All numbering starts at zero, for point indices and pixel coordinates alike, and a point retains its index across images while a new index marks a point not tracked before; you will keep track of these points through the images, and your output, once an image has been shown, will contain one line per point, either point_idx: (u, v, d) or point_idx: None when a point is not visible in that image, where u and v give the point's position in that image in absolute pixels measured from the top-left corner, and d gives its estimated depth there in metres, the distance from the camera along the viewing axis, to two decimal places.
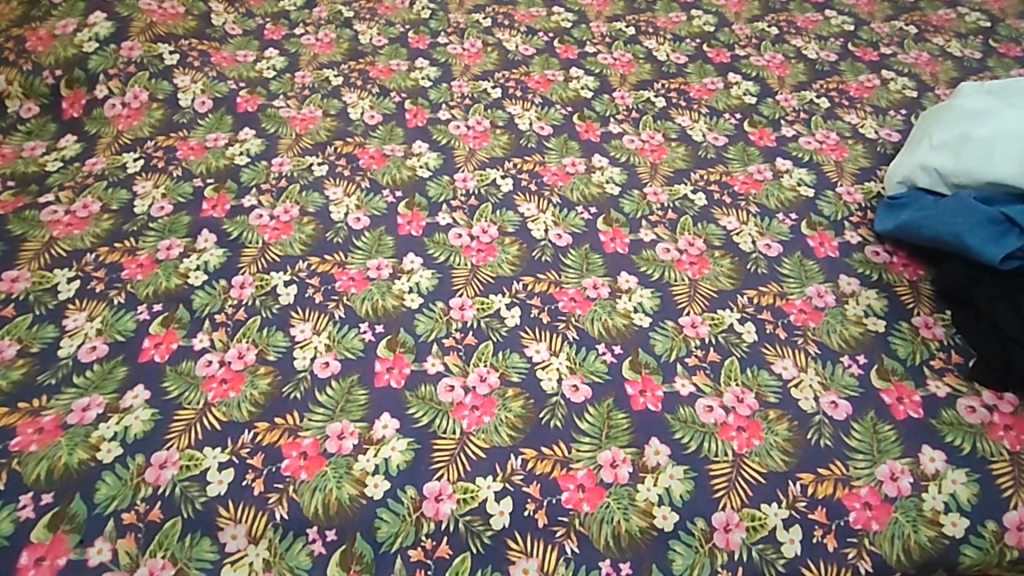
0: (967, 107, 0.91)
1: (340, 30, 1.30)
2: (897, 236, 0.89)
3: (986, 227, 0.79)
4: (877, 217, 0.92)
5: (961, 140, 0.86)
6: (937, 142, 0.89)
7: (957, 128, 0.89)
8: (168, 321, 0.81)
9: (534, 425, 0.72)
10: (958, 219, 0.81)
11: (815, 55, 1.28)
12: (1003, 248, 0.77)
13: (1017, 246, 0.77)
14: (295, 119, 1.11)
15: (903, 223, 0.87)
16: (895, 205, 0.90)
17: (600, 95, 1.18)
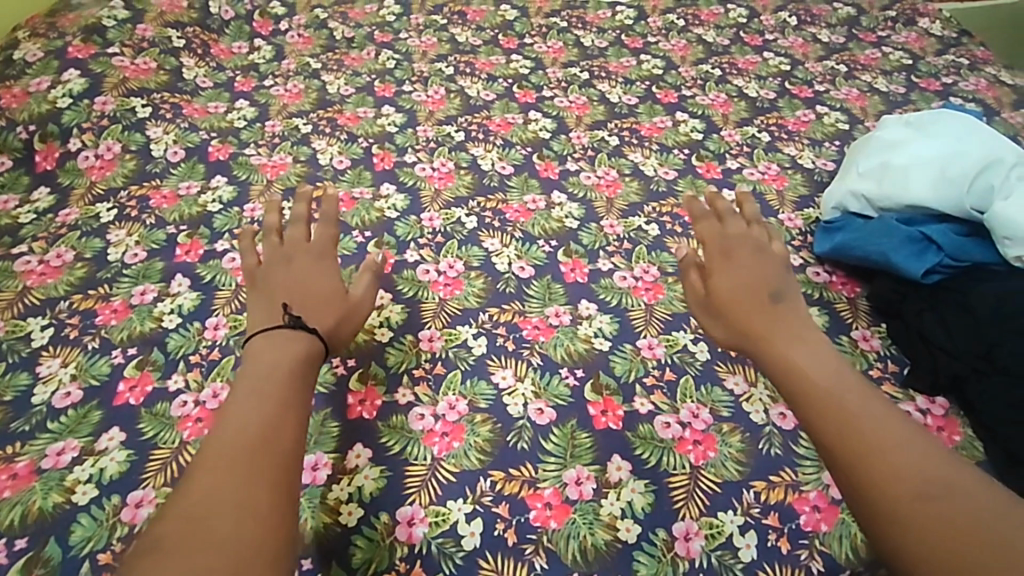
0: (886, 138, 1.00)
1: (308, 80, 1.39)
2: (834, 258, 0.95)
3: (908, 246, 0.88)
4: (814, 240, 0.98)
5: (883, 168, 0.95)
6: (863, 170, 0.97)
7: (878, 158, 0.97)
8: (143, 363, 0.83)
9: (502, 448, 0.75)
10: (883, 240, 0.89)
11: (755, 93, 1.38)
12: (924, 264, 0.86)
13: (936, 262, 0.86)
14: (266, 165, 1.16)
15: (838, 245, 0.94)
16: (830, 228, 0.97)
17: (557, 135, 1.26)
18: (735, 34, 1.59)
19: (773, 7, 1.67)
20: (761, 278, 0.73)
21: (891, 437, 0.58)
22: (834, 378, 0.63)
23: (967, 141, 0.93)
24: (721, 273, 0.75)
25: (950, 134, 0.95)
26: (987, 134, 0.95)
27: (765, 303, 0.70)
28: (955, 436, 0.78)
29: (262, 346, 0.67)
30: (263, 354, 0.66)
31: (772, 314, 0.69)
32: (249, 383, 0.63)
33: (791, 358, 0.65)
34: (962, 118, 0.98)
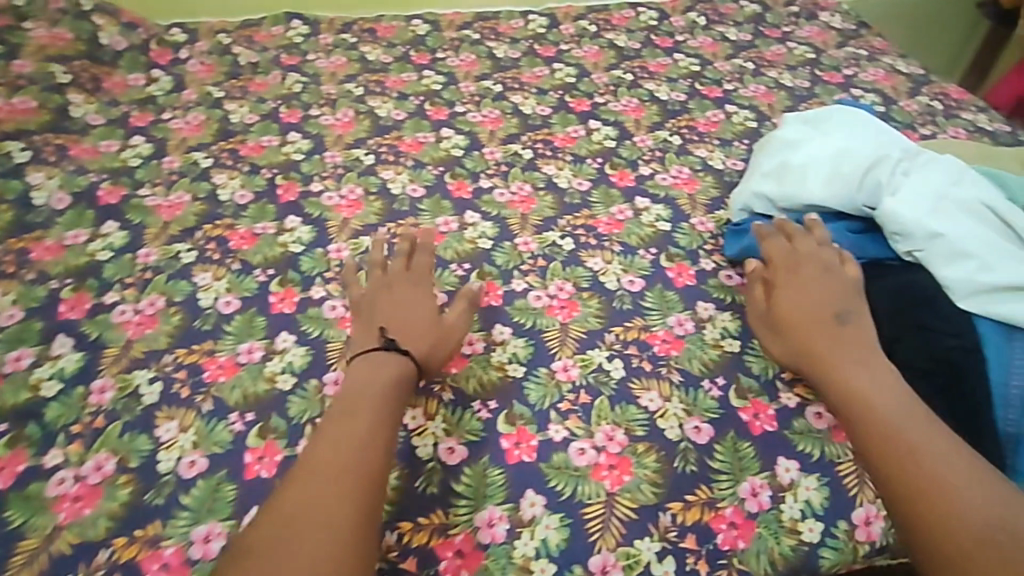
0: (786, 136, 1.00)
1: (209, 111, 1.33)
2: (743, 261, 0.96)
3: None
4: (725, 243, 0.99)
5: (783, 168, 0.96)
6: (765, 171, 0.98)
7: (779, 157, 0.99)
8: (18, 440, 0.77)
9: (409, 495, 0.72)
10: (782, 243, 0.90)
11: (666, 96, 1.39)
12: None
13: (834, 261, 0.86)
14: (162, 206, 1.10)
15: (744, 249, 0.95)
16: (739, 231, 0.98)
17: (470, 151, 1.23)
18: (646, 37, 1.60)
19: (683, 8, 1.69)
20: (808, 302, 0.81)
21: (927, 458, 0.65)
22: (881, 403, 0.70)
23: (860, 136, 0.95)
24: (792, 289, 0.83)
25: (845, 129, 0.97)
26: (878, 126, 0.97)
27: (832, 326, 0.78)
28: None
29: (361, 367, 0.76)
30: (365, 385, 0.73)
31: (832, 336, 0.78)
32: (357, 408, 0.71)
33: (850, 374, 0.74)
34: (855, 112, 0.99)
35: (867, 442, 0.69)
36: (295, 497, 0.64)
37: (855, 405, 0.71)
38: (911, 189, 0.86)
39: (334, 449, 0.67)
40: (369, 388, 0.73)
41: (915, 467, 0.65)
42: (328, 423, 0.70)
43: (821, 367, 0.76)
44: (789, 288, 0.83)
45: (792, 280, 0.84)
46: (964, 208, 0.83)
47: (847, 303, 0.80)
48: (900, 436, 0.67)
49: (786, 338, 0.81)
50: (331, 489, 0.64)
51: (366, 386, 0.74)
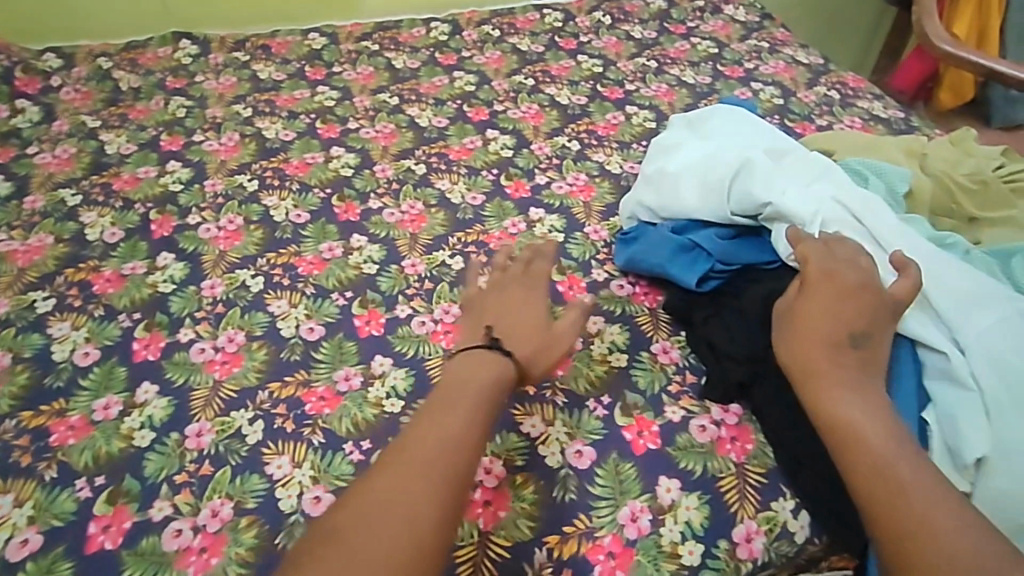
0: (672, 138, 1.01)
1: (83, 142, 1.25)
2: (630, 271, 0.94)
3: (681, 258, 0.89)
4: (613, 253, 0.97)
5: (659, 174, 0.95)
6: (645, 178, 0.97)
7: (657, 164, 0.98)
8: None
9: (267, 553, 0.69)
10: (658, 253, 0.90)
11: (566, 100, 1.36)
12: (697, 273, 0.87)
13: (708, 269, 0.87)
14: (19, 251, 1.02)
15: (628, 259, 0.93)
16: (626, 239, 0.95)
17: (360, 170, 1.18)
18: (550, 40, 1.57)
19: (588, 7, 1.67)
20: (831, 315, 0.73)
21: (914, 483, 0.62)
22: (878, 419, 0.67)
23: (744, 139, 0.97)
24: (826, 294, 0.75)
25: (729, 132, 0.98)
26: (760, 129, 0.99)
27: (842, 343, 0.72)
28: (748, 446, 0.76)
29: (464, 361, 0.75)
30: (469, 378, 0.73)
31: (834, 350, 0.71)
32: (456, 406, 0.69)
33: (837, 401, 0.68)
34: (740, 115, 1.01)
35: (846, 456, 0.65)
36: (347, 509, 0.62)
37: (836, 417, 0.67)
38: (791, 189, 0.87)
39: (435, 445, 0.65)
40: (470, 386, 0.72)
41: (900, 487, 0.62)
42: (439, 418, 0.68)
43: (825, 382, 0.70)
44: (825, 302, 0.74)
45: (819, 287, 0.76)
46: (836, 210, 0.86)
47: (876, 326, 0.73)
48: (893, 455, 0.64)
49: (795, 343, 0.73)
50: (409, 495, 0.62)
51: (463, 386, 0.72)
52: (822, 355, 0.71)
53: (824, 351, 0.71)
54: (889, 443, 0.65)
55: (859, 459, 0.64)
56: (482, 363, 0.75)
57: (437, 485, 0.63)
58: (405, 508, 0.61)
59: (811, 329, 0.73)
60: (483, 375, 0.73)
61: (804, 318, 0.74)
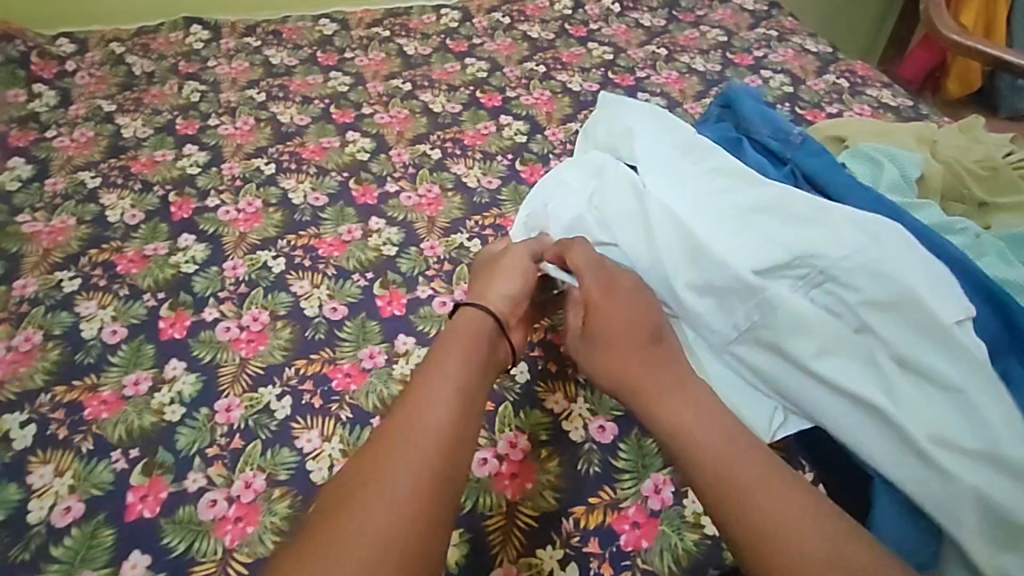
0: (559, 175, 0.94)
1: (99, 126, 1.27)
2: None
3: None
4: None
5: None
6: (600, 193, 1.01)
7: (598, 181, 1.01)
8: None
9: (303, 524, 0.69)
10: None
11: (579, 87, 1.36)
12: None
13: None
14: (43, 232, 1.04)
15: None
16: None
17: (376, 155, 1.19)
18: (559, 28, 1.58)
19: None
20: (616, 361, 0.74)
21: (770, 488, 0.62)
22: (713, 439, 0.66)
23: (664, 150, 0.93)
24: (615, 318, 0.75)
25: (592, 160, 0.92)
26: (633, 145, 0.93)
27: (646, 343, 0.74)
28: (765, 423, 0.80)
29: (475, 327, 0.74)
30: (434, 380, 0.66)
31: (649, 369, 0.72)
32: (442, 381, 0.66)
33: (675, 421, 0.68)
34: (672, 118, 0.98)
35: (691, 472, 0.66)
36: (335, 488, 0.59)
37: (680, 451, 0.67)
38: (685, 206, 0.84)
39: (427, 429, 0.62)
40: (445, 362, 0.68)
41: (751, 511, 0.61)
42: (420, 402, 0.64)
43: (679, 421, 0.68)
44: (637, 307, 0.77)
45: (615, 302, 0.77)
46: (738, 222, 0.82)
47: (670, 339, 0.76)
48: (731, 472, 0.63)
49: (607, 370, 0.74)
50: (409, 476, 0.58)
51: (438, 367, 0.67)
52: (661, 374, 0.72)
53: (653, 362, 0.73)
54: (736, 461, 0.64)
55: (712, 482, 0.64)
56: (457, 334, 0.73)
57: (434, 468, 0.59)
58: (402, 491, 0.57)
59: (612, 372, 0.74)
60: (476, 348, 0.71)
61: (601, 355, 0.75)
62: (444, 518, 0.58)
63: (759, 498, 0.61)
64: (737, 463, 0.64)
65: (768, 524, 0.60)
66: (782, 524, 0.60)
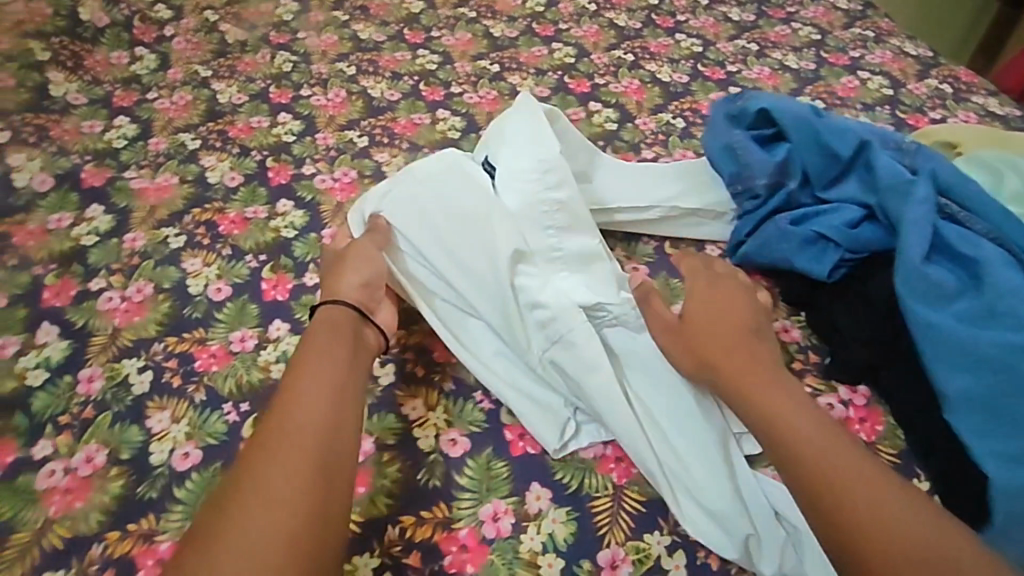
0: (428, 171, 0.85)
1: (197, 89, 1.29)
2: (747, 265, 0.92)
3: (808, 251, 0.86)
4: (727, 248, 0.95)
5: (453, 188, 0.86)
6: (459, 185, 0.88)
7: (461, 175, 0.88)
8: (3, 429, 0.75)
9: (411, 488, 0.69)
10: (784, 246, 0.87)
11: (668, 78, 1.34)
12: (826, 265, 0.85)
13: (837, 259, 0.85)
14: (149, 189, 1.07)
15: (744, 255, 0.91)
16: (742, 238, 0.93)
17: (467, 134, 1.20)
18: (647, 17, 1.55)
19: None
20: (696, 360, 0.73)
21: (866, 476, 0.61)
22: (812, 433, 0.64)
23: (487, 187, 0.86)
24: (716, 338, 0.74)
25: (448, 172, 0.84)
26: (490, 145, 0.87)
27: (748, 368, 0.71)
28: (877, 427, 0.77)
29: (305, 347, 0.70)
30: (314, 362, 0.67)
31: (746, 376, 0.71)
32: (310, 381, 0.65)
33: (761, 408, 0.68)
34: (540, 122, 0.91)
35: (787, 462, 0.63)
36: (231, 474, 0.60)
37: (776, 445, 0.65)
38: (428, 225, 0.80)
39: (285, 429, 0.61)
40: (319, 366, 0.67)
41: (842, 492, 0.60)
42: (295, 398, 0.63)
43: (773, 407, 0.67)
44: (730, 330, 0.75)
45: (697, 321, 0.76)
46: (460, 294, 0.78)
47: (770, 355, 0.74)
48: (820, 460, 0.62)
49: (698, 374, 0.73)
50: (280, 472, 0.58)
51: (321, 360, 0.67)
52: (769, 381, 0.69)
53: (758, 369, 0.71)
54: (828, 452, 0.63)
55: (806, 467, 0.62)
56: (316, 330, 0.71)
57: (309, 460, 0.59)
58: (280, 484, 0.57)
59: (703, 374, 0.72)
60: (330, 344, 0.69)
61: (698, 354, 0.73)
62: (332, 512, 0.58)
63: (838, 471, 0.61)
64: (833, 457, 0.62)
65: (862, 511, 0.58)
66: (881, 517, 0.58)
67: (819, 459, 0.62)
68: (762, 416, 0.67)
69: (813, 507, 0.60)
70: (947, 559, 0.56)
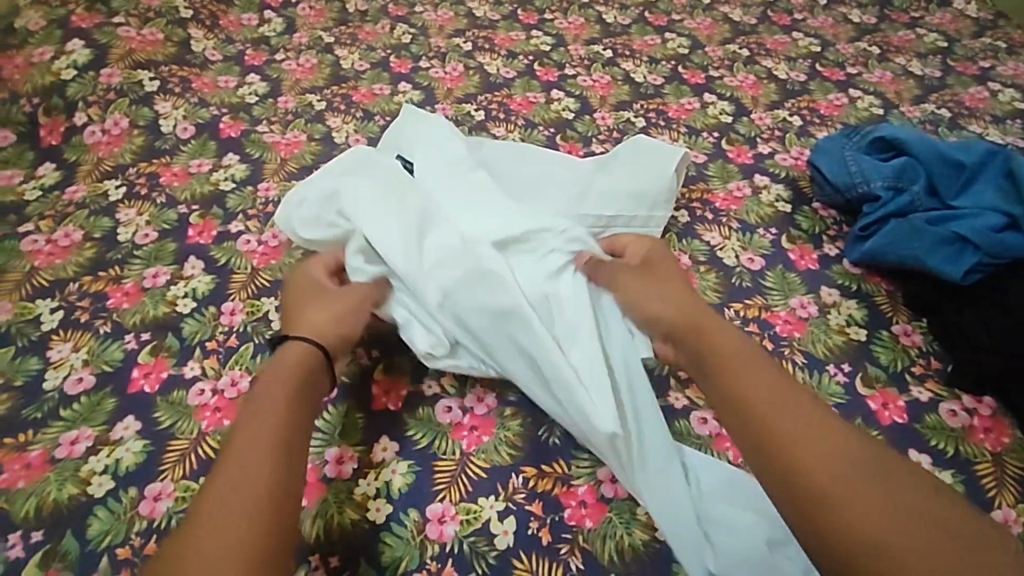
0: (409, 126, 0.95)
1: (321, 55, 1.31)
2: (868, 265, 0.91)
3: (942, 250, 0.85)
4: (847, 247, 0.94)
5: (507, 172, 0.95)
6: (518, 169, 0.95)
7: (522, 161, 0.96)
8: (157, 349, 0.81)
9: (533, 442, 0.72)
10: (916, 243, 0.86)
11: (785, 75, 1.33)
12: (962, 266, 0.84)
13: (975, 262, 0.84)
14: (280, 144, 1.11)
15: (869, 252, 0.89)
16: (864, 236, 0.93)
17: (581, 115, 1.21)
18: (762, 13, 1.51)
19: None
20: (677, 304, 0.75)
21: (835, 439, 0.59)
22: (771, 387, 0.64)
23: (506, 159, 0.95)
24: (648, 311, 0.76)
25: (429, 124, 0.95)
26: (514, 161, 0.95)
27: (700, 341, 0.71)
28: (1003, 438, 0.75)
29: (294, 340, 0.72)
30: (274, 382, 0.67)
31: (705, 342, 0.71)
32: (272, 393, 0.66)
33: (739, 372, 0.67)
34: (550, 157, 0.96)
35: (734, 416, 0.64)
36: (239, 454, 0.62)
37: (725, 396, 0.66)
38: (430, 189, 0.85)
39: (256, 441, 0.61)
40: (275, 378, 0.68)
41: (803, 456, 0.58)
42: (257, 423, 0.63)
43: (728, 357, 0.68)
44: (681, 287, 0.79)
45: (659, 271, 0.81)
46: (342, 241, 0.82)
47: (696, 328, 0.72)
48: (784, 414, 0.62)
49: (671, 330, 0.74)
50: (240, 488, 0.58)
51: (266, 394, 0.66)
52: (728, 333, 0.71)
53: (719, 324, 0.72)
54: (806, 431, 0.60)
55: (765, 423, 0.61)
56: (282, 362, 0.69)
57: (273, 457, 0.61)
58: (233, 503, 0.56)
59: (655, 320, 0.74)
60: (283, 365, 0.69)
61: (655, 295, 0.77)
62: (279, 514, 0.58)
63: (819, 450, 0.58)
64: (796, 417, 0.61)
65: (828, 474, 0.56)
66: (851, 489, 0.55)
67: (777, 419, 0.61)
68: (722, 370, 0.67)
69: (769, 464, 0.59)
70: (943, 519, 0.53)
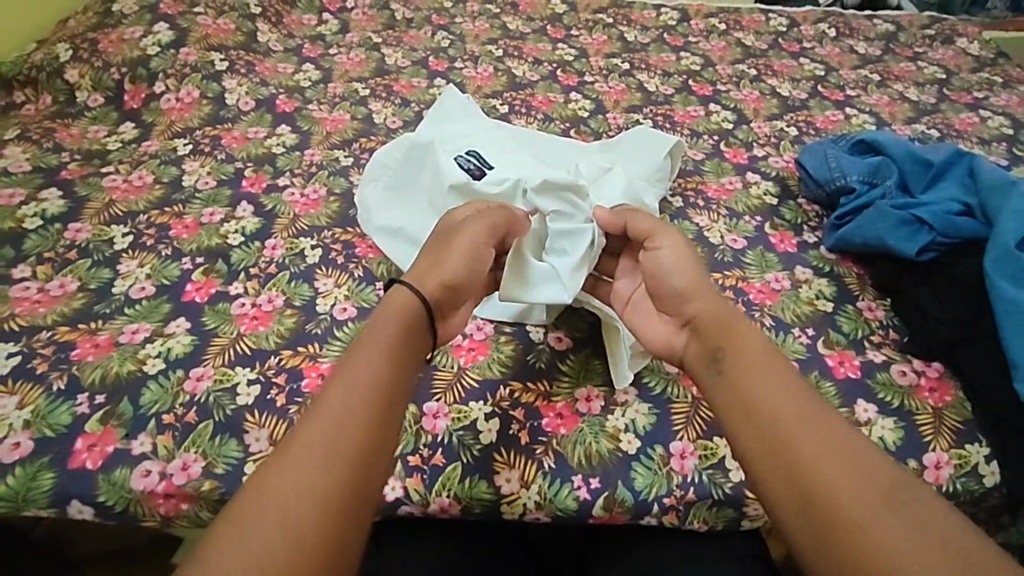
0: (447, 109, 1.13)
1: (369, 52, 1.47)
2: (840, 249, 1.01)
3: (903, 230, 0.94)
4: (825, 235, 1.04)
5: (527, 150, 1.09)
6: (535, 149, 1.09)
7: (540, 144, 1.10)
8: (209, 271, 0.94)
9: (520, 364, 0.83)
10: (878, 224, 0.96)
11: (787, 93, 1.44)
12: (917, 244, 0.93)
13: (928, 241, 0.93)
14: (327, 120, 1.26)
15: (839, 237, 1.00)
16: (838, 224, 1.03)
17: (595, 115, 1.34)
18: (773, 40, 1.64)
19: (813, 19, 1.73)
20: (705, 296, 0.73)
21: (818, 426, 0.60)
22: (783, 409, 0.62)
23: (528, 140, 1.11)
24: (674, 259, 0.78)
25: (463, 111, 1.12)
26: (536, 143, 1.10)
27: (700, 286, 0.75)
28: (946, 397, 0.83)
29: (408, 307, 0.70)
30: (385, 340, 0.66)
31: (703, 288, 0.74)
32: (373, 365, 0.63)
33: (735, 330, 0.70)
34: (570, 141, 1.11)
35: (749, 438, 0.62)
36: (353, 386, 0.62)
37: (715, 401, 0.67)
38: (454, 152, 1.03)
39: (335, 414, 0.59)
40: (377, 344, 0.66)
41: (820, 493, 0.56)
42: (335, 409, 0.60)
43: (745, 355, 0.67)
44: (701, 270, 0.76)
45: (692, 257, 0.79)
46: (380, 195, 1.01)
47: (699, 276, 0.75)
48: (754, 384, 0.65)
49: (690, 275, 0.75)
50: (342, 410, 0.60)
51: (358, 364, 0.64)
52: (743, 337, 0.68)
53: (720, 316, 0.71)
54: (767, 383, 0.64)
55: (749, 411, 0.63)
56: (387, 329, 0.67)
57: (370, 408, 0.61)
58: (287, 500, 0.54)
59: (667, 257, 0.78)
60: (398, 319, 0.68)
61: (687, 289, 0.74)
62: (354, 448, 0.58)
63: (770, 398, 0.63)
64: (803, 434, 0.60)
65: (849, 509, 0.55)
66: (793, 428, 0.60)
67: (792, 441, 0.60)
68: (728, 403, 0.65)
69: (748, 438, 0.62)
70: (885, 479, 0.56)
